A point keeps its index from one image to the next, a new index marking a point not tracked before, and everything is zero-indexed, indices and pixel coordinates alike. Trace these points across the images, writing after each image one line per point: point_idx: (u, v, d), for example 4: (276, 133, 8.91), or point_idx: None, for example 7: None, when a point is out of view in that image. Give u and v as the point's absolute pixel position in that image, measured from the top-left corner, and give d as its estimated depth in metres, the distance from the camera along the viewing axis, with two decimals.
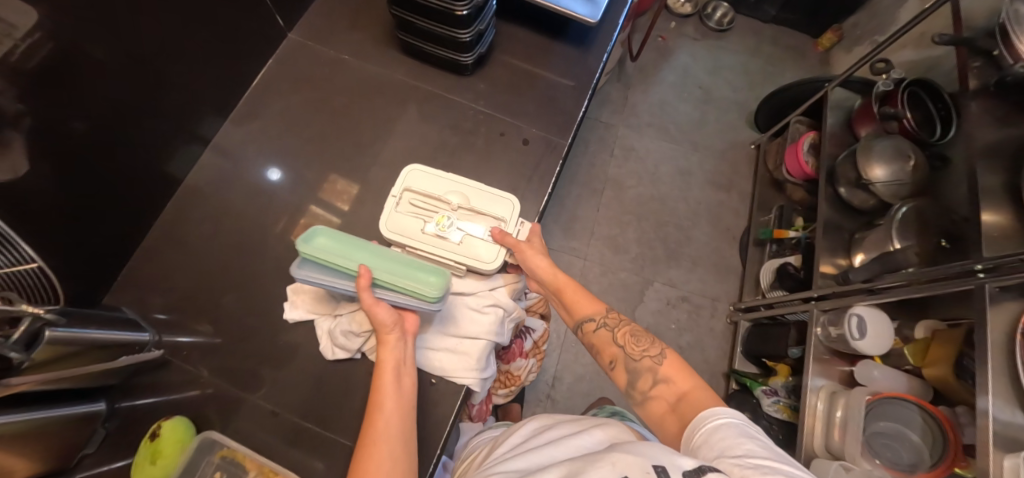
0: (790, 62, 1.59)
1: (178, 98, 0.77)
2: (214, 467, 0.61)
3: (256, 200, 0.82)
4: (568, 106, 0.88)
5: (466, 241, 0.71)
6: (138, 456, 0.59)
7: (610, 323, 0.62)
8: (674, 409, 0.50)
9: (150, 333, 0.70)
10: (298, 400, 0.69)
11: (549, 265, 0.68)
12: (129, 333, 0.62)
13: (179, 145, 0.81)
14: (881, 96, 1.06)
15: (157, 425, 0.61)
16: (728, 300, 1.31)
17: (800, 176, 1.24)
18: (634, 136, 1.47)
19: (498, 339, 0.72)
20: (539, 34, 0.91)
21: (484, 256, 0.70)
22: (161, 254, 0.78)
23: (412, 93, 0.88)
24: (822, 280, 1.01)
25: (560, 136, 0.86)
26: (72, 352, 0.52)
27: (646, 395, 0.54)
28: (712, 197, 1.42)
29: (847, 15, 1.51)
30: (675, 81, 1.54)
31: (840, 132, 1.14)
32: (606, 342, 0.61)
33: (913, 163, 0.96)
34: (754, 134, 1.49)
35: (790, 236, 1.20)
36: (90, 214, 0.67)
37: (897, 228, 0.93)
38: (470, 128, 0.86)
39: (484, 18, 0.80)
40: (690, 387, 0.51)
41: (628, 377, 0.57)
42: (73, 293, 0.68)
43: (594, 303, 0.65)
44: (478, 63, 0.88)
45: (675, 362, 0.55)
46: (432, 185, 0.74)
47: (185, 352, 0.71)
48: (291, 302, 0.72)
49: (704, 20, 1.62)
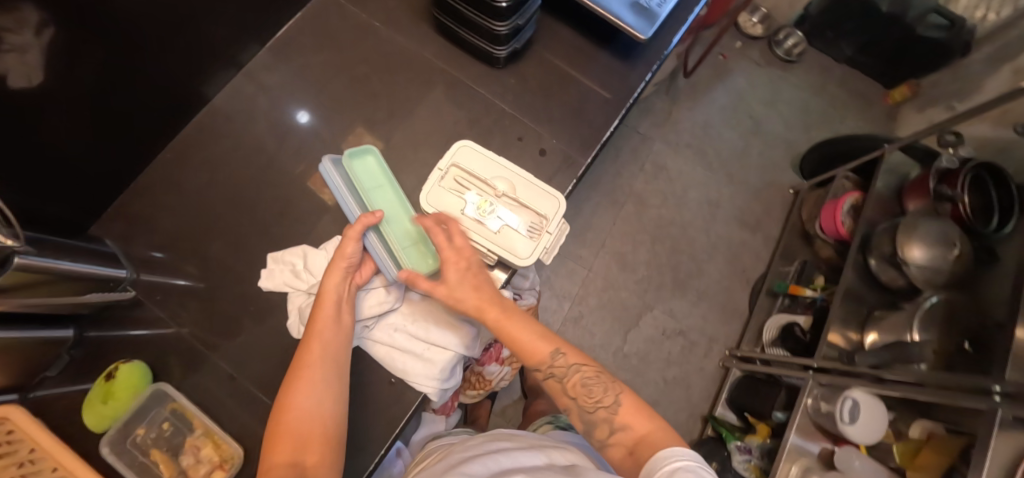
0: (853, 109, 1.48)
1: (201, 37, 0.75)
2: (164, 418, 0.65)
3: (262, 153, 0.81)
4: (596, 120, 0.83)
5: (504, 232, 0.71)
6: (91, 393, 0.61)
7: (558, 371, 0.56)
8: (632, 453, 0.47)
9: (128, 270, 0.71)
10: (259, 368, 0.69)
11: (481, 301, 0.60)
12: (109, 269, 0.66)
13: (198, 87, 0.80)
14: (941, 172, 0.97)
15: (115, 365, 0.63)
16: (725, 345, 1.26)
17: (832, 234, 1.16)
18: (668, 155, 1.40)
19: (467, 352, 0.70)
20: (583, 38, 0.85)
21: (519, 250, 0.70)
22: (161, 189, 0.79)
23: (438, 76, 0.84)
24: (828, 349, 0.96)
25: (581, 152, 0.81)
26: (51, 280, 0.55)
27: (603, 443, 0.50)
28: (735, 234, 1.35)
29: (927, 71, 1.39)
30: (725, 104, 1.46)
31: (885, 199, 1.07)
32: (557, 390, 0.56)
33: (957, 253, 0.88)
34: (795, 179, 1.41)
35: (806, 294, 1.14)
36: (88, 140, 0.68)
37: (919, 320, 0.87)
38: (489, 124, 0.82)
39: (526, 12, 0.74)
40: (648, 429, 0.48)
41: (584, 426, 0.53)
42: (59, 213, 0.68)
43: (540, 347, 0.57)
44: (514, 57, 0.83)
45: (632, 405, 0.51)
46: (479, 168, 0.74)
47: (165, 292, 0.72)
48: (267, 270, 0.71)
49: (772, 46, 1.51)
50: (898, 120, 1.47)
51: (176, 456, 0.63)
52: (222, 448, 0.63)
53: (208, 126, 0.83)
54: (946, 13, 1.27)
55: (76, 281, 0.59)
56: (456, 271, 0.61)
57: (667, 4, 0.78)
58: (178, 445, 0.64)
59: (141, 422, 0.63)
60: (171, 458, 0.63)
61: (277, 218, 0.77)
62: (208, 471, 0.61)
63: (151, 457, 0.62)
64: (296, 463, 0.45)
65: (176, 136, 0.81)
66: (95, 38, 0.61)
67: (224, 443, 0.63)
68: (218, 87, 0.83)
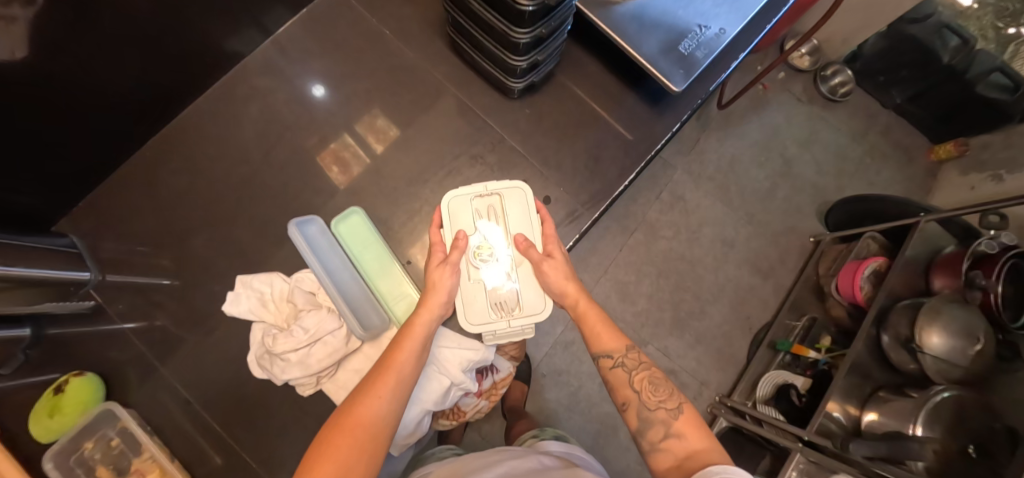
0: (894, 161, 1.39)
1: (194, 33, 0.74)
2: (113, 434, 0.70)
3: (250, 158, 0.82)
4: (610, 170, 0.82)
5: (475, 285, 0.67)
6: (38, 406, 0.66)
7: (629, 363, 0.57)
8: (681, 466, 0.46)
9: (92, 273, 0.76)
10: (214, 389, 0.74)
11: (570, 285, 0.65)
12: (68, 274, 0.72)
13: (186, 88, 0.80)
14: (977, 256, 0.91)
15: (64, 380, 0.69)
16: (716, 391, 1.21)
17: (848, 296, 1.09)
18: (689, 187, 1.33)
19: (438, 407, 0.70)
20: (612, 75, 0.85)
21: (474, 311, 0.67)
22: (144, 188, 0.80)
23: (446, 95, 0.85)
24: (823, 420, 0.89)
25: (587, 207, 0.81)
26: (4, 285, 0.61)
27: (654, 447, 0.50)
28: (744, 278, 1.30)
29: (980, 132, 1.29)
30: (757, 139, 1.38)
31: (911, 271, 1.00)
32: (622, 382, 0.56)
33: (979, 348, 0.83)
34: (817, 229, 1.33)
35: (810, 356, 1.08)
36: (60, 132, 0.68)
37: (925, 415, 0.80)
38: (493, 159, 0.83)
39: (547, 49, 0.73)
40: (703, 446, 0.47)
41: (638, 425, 0.52)
42: (30, 203, 0.71)
43: (615, 337, 0.59)
44: (530, 88, 0.84)
45: (692, 418, 0.50)
46: (509, 215, 0.71)
47: (148, 291, 0.77)
48: (233, 294, 0.74)
49: (817, 81, 1.41)
50: (939, 179, 1.37)
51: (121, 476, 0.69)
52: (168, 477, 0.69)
53: (198, 124, 0.83)
54: (1012, 74, 1.17)
55: (33, 289, 0.66)
56: (556, 255, 0.67)
57: (711, 51, 0.72)
58: (125, 466, 0.70)
59: (90, 437, 0.68)
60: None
61: (263, 230, 0.79)
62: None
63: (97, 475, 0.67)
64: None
65: (157, 132, 0.82)
66: (76, 44, 0.61)
67: (170, 473, 0.69)
68: (205, 88, 0.83)
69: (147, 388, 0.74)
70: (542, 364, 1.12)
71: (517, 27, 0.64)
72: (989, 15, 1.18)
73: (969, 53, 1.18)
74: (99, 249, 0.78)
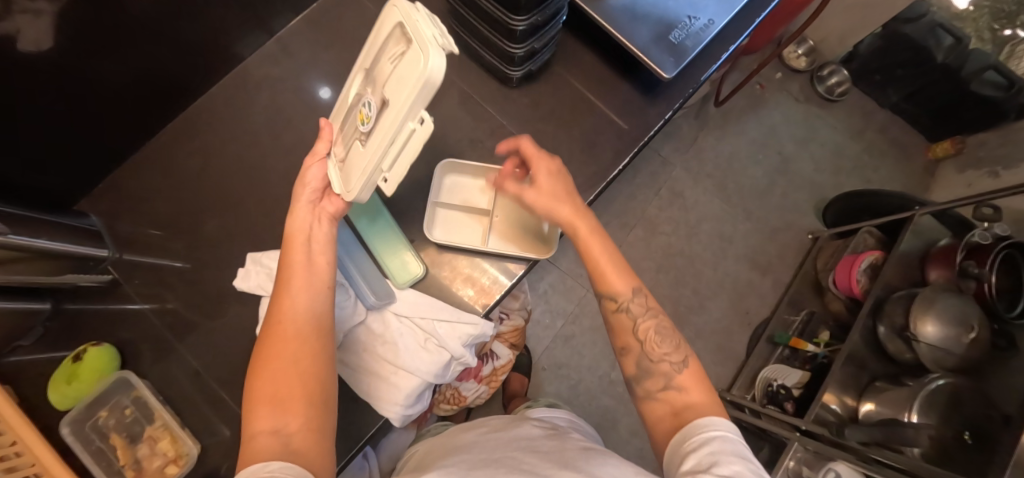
0: (891, 158, 1.40)
1: (209, 29, 0.78)
2: (127, 403, 0.73)
3: (257, 146, 0.85)
4: (605, 157, 0.85)
5: (388, 97, 0.43)
6: (59, 372, 0.70)
7: (635, 308, 0.56)
8: (676, 415, 0.47)
9: (109, 250, 0.80)
10: (221, 370, 0.76)
11: (573, 212, 0.59)
12: (86, 249, 0.75)
13: (198, 80, 0.84)
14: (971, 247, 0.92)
15: (83, 348, 0.72)
16: (715, 385, 1.22)
17: (845, 290, 1.10)
18: (687, 183, 1.35)
19: (437, 380, 0.70)
20: (608, 67, 0.88)
21: (399, 79, 0.40)
22: (157, 177, 0.84)
23: (448, 87, 0.88)
24: (819, 410, 0.90)
25: (583, 189, 0.83)
26: (26, 258, 0.64)
27: (650, 395, 0.51)
28: (744, 274, 1.31)
29: (974, 130, 1.31)
30: (754, 136, 1.40)
31: (906, 264, 1.01)
32: (625, 329, 0.56)
33: (973, 336, 0.83)
34: (815, 225, 1.34)
35: (807, 349, 1.08)
36: (79, 123, 0.71)
37: (920, 403, 0.82)
38: (492, 148, 0.85)
39: (543, 37, 0.76)
40: (700, 400, 0.48)
41: (637, 372, 0.54)
42: (52, 187, 0.75)
43: (622, 280, 0.57)
44: (528, 78, 0.86)
45: (695, 373, 0.51)
46: (466, 188, 0.81)
47: (159, 274, 0.80)
48: (243, 270, 0.76)
49: (813, 81, 1.43)
50: (936, 177, 1.38)
51: (134, 443, 0.73)
52: (179, 443, 0.72)
53: (210, 117, 0.86)
54: (1006, 72, 1.18)
55: (53, 261, 0.69)
56: (545, 180, 0.60)
57: (700, 41, 0.75)
58: (137, 432, 0.73)
59: (104, 406, 0.71)
60: (128, 445, 0.72)
61: (268, 217, 0.82)
62: (162, 463, 0.71)
63: (109, 442, 0.71)
64: (276, 431, 0.40)
65: (170, 123, 0.85)
66: (101, 38, 0.65)
67: (181, 439, 0.72)
68: (215, 81, 0.86)
69: (156, 369, 0.76)
70: (543, 357, 1.13)
71: (514, 14, 0.67)
72: (985, 17, 1.18)
73: (962, 51, 1.20)
74: (114, 231, 0.81)
